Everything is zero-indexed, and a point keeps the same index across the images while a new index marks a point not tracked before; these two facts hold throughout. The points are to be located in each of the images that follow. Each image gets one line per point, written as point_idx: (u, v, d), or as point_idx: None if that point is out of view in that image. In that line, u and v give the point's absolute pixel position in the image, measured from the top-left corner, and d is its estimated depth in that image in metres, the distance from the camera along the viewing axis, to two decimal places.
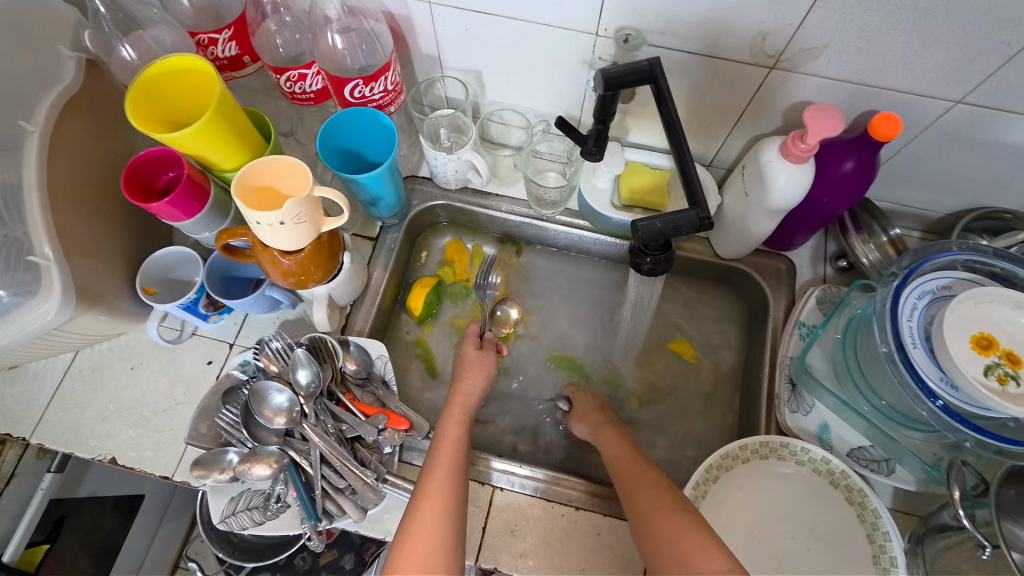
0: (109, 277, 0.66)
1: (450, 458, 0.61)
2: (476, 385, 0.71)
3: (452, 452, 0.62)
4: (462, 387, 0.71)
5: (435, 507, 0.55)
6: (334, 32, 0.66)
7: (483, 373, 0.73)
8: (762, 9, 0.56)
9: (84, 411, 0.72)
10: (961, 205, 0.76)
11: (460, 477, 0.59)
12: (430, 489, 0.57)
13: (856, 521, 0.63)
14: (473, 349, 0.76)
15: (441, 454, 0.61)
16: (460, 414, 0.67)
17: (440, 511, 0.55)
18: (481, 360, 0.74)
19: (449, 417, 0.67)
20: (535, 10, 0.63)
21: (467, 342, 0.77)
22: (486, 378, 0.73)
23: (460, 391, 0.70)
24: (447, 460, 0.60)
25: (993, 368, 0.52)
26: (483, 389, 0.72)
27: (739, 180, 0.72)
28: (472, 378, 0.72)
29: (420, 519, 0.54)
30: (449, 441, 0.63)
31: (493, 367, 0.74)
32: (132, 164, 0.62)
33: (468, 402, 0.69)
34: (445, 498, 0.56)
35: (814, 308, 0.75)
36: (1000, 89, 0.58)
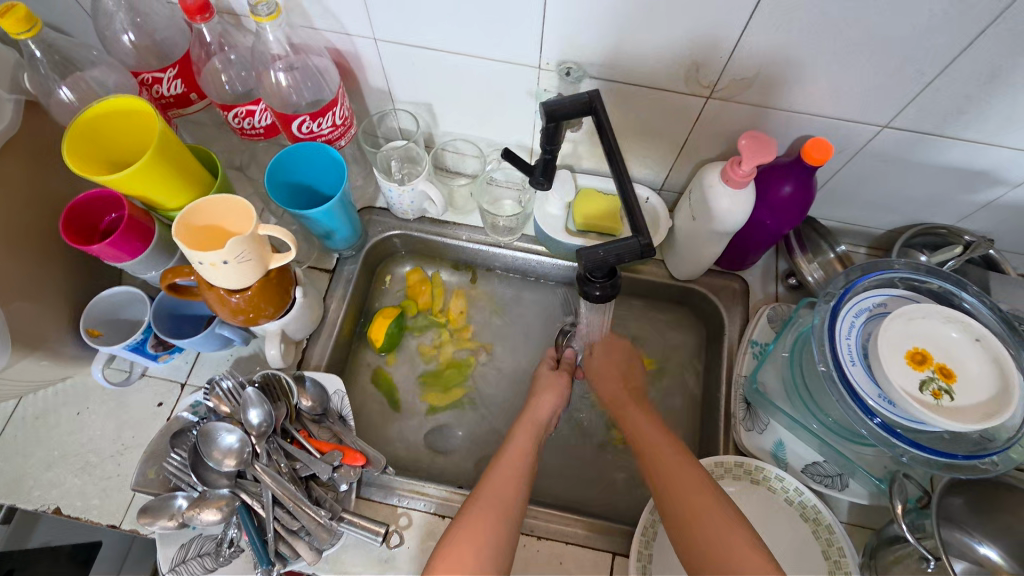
0: (50, 321, 0.65)
1: (513, 473, 0.62)
2: (546, 409, 0.71)
3: (514, 476, 0.62)
4: (534, 404, 0.71)
5: (477, 538, 0.55)
6: (278, 70, 0.66)
7: (556, 395, 0.73)
8: (695, 41, 0.59)
9: (27, 460, 0.69)
10: (900, 222, 0.79)
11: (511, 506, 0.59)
12: (472, 520, 0.57)
13: (811, 538, 0.63)
14: (548, 369, 0.77)
15: (498, 476, 0.61)
16: (532, 428, 0.68)
17: (486, 538, 0.56)
18: (553, 381, 0.75)
19: (518, 426, 0.68)
20: (476, 45, 0.64)
21: (543, 363, 0.78)
22: (561, 401, 0.73)
23: (530, 410, 0.70)
24: (500, 489, 0.60)
25: (927, 383, 0.54)
26: (552, 411, 0.72)
27: (687, 204, 0.74)
28: (544, 401, 0.71)
29: (452, 547, 0.55)
30: (511, 469, 0.62)
31: (565, 390, 0.74)
32: (71, 206, 0.61)
33: (537, 426, 0.69)
34: (494, 525, 0.57)
35: (766, 325, 0.76)
36: (922, 113, 0.61)
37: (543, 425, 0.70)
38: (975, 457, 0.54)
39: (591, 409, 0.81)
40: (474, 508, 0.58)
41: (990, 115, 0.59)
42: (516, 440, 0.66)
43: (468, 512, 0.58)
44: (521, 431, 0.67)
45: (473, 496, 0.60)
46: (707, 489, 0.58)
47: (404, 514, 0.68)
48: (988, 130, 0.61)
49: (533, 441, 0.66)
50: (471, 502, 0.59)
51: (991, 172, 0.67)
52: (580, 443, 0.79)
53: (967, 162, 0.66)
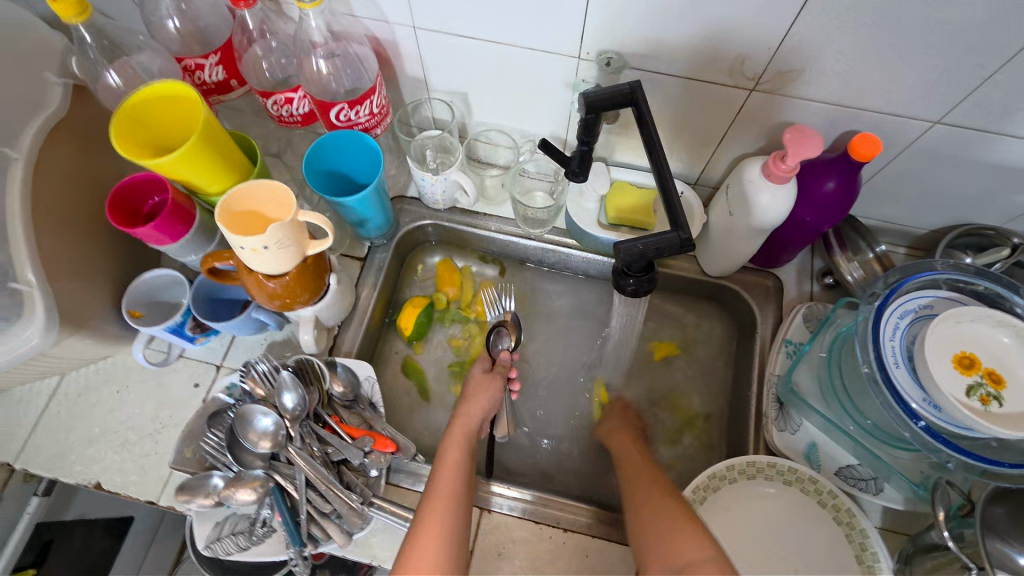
0: (94, 301, 0.66)
1: (450, 485, 0.60)
2: (476, 414, 0.68)
3: (451, 487, 0.60)
4: (464, 412, 0.69)
5: (431, 551, 0.54)
6: (318, 57, 0.66)
7: (486, 397, 0.70)
8: (740, 31, 0.57)
9: (70, 436, 0.72)
10: (946, 222, 0.77)
11: (453, 521, 0.57)
12: (423, 538, 0.55)
13: (844, 541, 0.62)
14: (480, 371, 0.74)
15: (436, 492, 0.59)
16: (463, 435, 0.66)
17: (442, 554, 0.54)
18: (483, 383, 0.72)
19: (449, 436, 0.66)
20: (517, 34, 0.64)
21: (477, 364, 0.76)
22: (493, 405, 0.71)
23: (461, 415, 0.68)
24: (445, 498, 0.59)
25: (976, 388, 0.53)
26: (485, 414, 0.69)
27: (723, 199, 0.72)
28: (476, 403, 0.69)
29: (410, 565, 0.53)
30: (447, 482, 0.60)
31: (499, 390, 0.71)
32: (117, 189, 0.62)
33: (470, 432, 0.67)
34: (439, 547, 0.54)
35: (801, 325, 0.75)
36: (978, 110, 0.59)
37: (476, 430, 0.68)
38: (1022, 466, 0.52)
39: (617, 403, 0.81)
40: (425, 521, 0.56)
41: None
42: (447, 453, 0.64)
43: (418, 527, 0.56)
44: (450, 441, 0.65)
45: (422, 508, 0.58)
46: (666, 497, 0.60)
47: None
48: None
49: (465, 451, 0.64)
50: (420, 517, 0.57)
51: None
52: None
53: (1022, 161, 0.64)
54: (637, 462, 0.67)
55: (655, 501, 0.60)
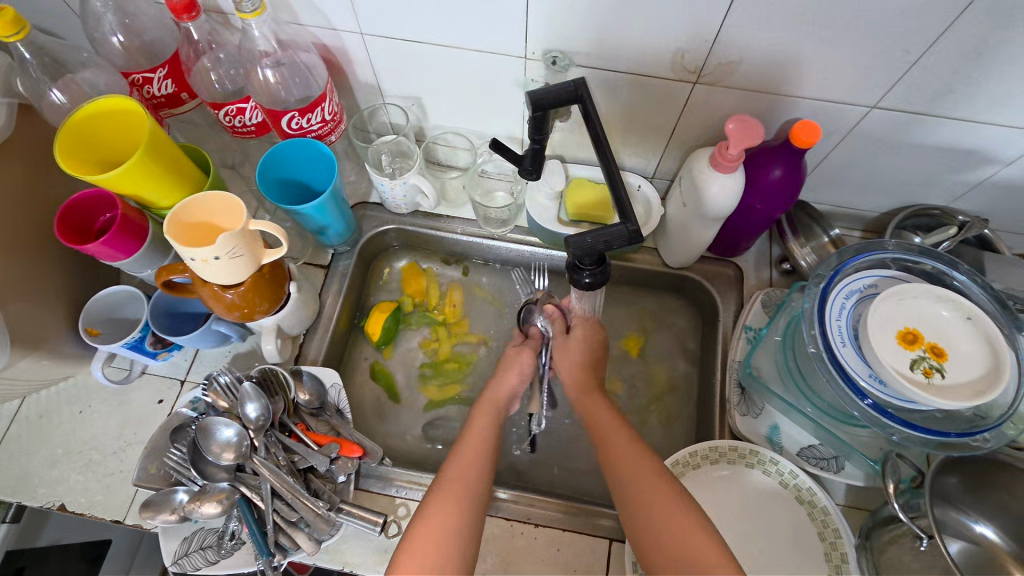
0: (48, 321, 0.66)
1: (473, 461, 0.61)
2: (505, 388, 0.69)
3: (472, 463, 0.61)
4: (494, 386, 0.70)
5: (437, 529, 0.55)
6: (265, 67, 0.66)
7: (518, 373, 0.71)
8: (675, 26, 0.59)
9: (31, 459, 0.70)
10: (894, 204, 0.79)
11: (475, 494, 0.58)
12: (431, 516, 0.56)
13: (807, 521, 0.64)
14: (513, 348, 0.75)
15: (458, 466, 0.60)
16: (491, 409, 0.67)
17: (450, 531, 0.55)
18: (519, 358, 0.73)
19: (476, 408, 0.68)
20: (463, 37, 0.65)
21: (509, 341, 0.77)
22: (522, 381, 0.71)
23: (490, 390, 0.69)
24: (463, 472, 0.60)
25: (919, 361, 0.54)
26: (516, 389, 0.70)
27: (677, 191, 0.74)
28: (505, 379, 0.70)
29: (413, 545, 0.54)
30: (467, 458, 0.61)
31: (529, 367, 0.72)
32: (65, 206, 0.62)
33: (497, 407, 0.68)
34: (453, 518, 0.56)
35: (759, 311, 0.77)
36: (911, 93, 0.61)
37: (504, 406, 0.68)
38: (967, 435, 0.53)
39: None
40: (435, 499, 0.58)
41: (976, 91, 0.59)
42: (476, 422, 0.66)
43: (426, 507, 0.57)
44: (478, 416, 0.66)
45: (435, 486, 0.59)
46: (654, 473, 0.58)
47: (402, 504, 0.69)
48: (976, 107, 0.61)
49: (492, 425, 0.66)
50: (431, 495, 0.58)
51: (982, 150, 0.66)
52: (575, 430, 0.80)
53: (958, 140, 0.66)
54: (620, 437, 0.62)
55: (639, 473, 0.58)
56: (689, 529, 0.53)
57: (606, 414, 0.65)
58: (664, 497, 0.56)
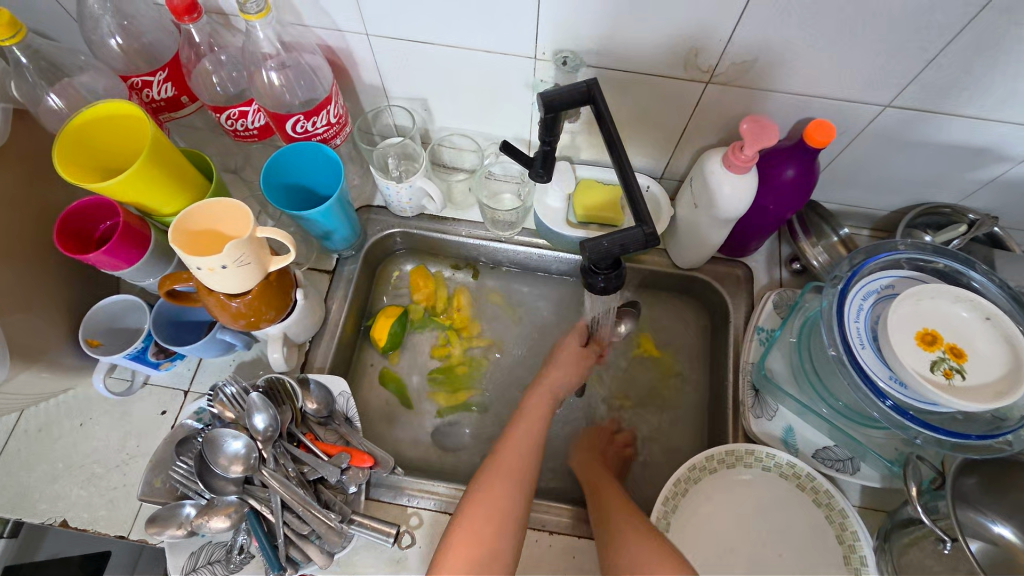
0: (49, 333, 0.64)
1: (524, 439, 0.67)
2: (560, 380, 0.73)
3: (524, 448, 0.66)
4: (547, 378, 0.73)
5: (496, 510, 0.59)
6: (270, 69, 0.65)
7: (574, 371, 0.74)
8: (690, 26, 0.58)
9: (30, 474, 0.68)
10: (904, 202, 0.78)
11: (526, 468, 0.64)
12: (484, 489, 0.61)
13: (825, 523, 0.63)
14: (576, 345, 0.76)
15: (509, 445, 0.66)
16: (546, 398, 0.72)
17: (504, 513, 0.59)
18: (577, 355, 0.76)
19: (532, 397, 0.71)
20: (474, 38, 0.64)
21: (572, 336, 0.77)
22: (577, 377, 0.75)
23: (545, 382, 0.73)
24: (513, 458, 0.64)
25: (939, 363, 0.54)
26: (565, 386, 0.74)
27: (688, 192, 0.73)
28: (561, 373, 0.74)
29: (464, 527, 0.58)
30: (520, 442, 0.66)
31: (584, 369, 0.75)
32: (64, 215, 0.60)
33: (553, 397, 0.72)
34: (508, 492, 0.61)
35: (771, 312, 0.76)
36: (925, 91, 0.61)
37: (557, 397, 0.73)
38: (988, 437, 0.53)
39: (596, 399, 0.81)
40: (485, 484, 0.62)
41: (992, 90, 0.59)
42: (531, 405, 0.71)
43: (482, 481, 0.62)
44: (530, 409, 0.70)
45: (485, 470, 0.63)
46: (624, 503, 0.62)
47: (414, 514, 0.68)
48: (990, 106, 0.61)
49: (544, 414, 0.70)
50: (481, 479, 0.62)
51: (994, 148, 0.66)
52: None
53: (970, 139, 0.65)
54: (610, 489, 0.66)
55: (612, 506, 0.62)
56: (661, 555, 0.55)
57: (586, 463, 0.71)
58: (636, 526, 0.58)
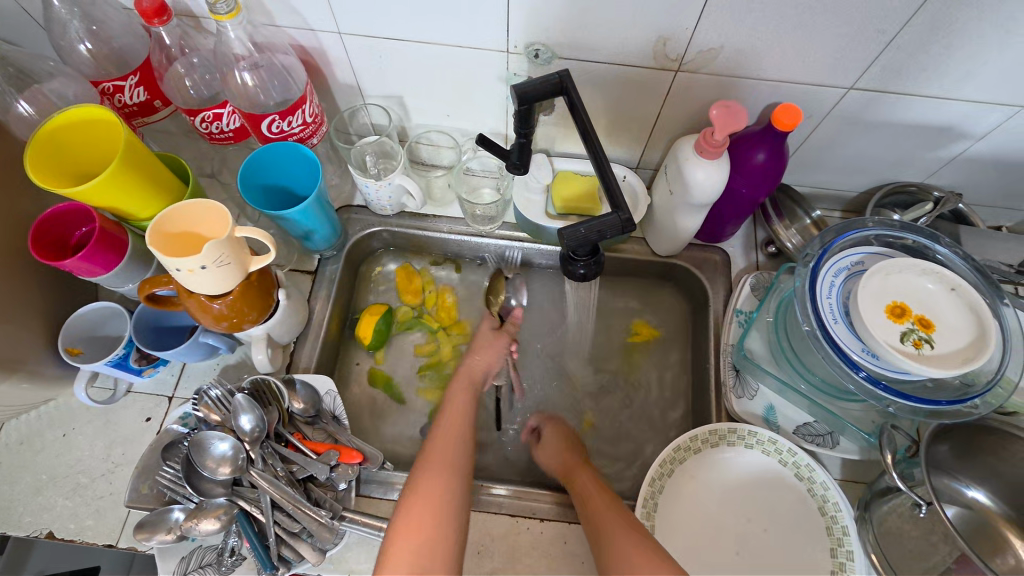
0: (26, 343, 0.63)
1: (456, 426, 0.67)
2: (480, 365, 0.74)
3: (452, 443, 0.65)
4: (467, 363, 0.74)
5: (430, 497, 0.58)
6: (243, 70, 0.65)
7: (493, 354, 0.75)
8: (657, 16, 0.59)
9: (13, 488, 0.67)
10: (872, 183, 0.81)
11: (460, 461, 0.63)
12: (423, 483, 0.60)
13: (807, 496, 0.65)
14: (488, 329, 0.77)
15: (440, 436, 0.65)
16: (467, 385, 0.72)
17: (442, 499, 0.59)
18: (493, 341, 0.76)
19: (455, 385, 0.72)
20: (444, 33, 0.64)
21: (486, 320, 0.79)
22: (496, 361, 0.75)
23: (466, 368, 0.73)
24: (444, 451, 0.64)
25: (908, 334, 0.55)
26: (491, 368, 0.74)
27: (663, 179, 0.74)
28: (480, 357, 0.74)
29: (412, 516, 0.57)
30: (448, 433, 0.66)
31: (504, 350, 0.75)
32: (39, 222, 0.59)
33: (473, 382, 0.72)
34: (445, 482, 0.60)
35: (749, 294, 0.78)
36: (885, 73, 0.63)
37: (479, 381, 0.73)
38: (959, 402, 0.55)
39: (581, 386, 0.82)
40: (421, 474, 0.61)
41: (949, 70, 0.61)
42: (452, 401, 0.69)
43: (420, 471, 0.61)
44: (448, 411, 0.68)
45: (420, 463, 0.63)
46: (606, 503, 0.62)
47: None
48: (947, 85, 0.63)
49: (471, 400, 0.70)
50: (419, 468, 0.62)
51: (955, 126, 0.68)
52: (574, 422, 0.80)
53: (932, 118, 0.68)
54: (603, 504, 0.62)
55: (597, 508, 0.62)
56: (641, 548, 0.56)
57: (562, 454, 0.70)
58: (649, 564, 0.54)
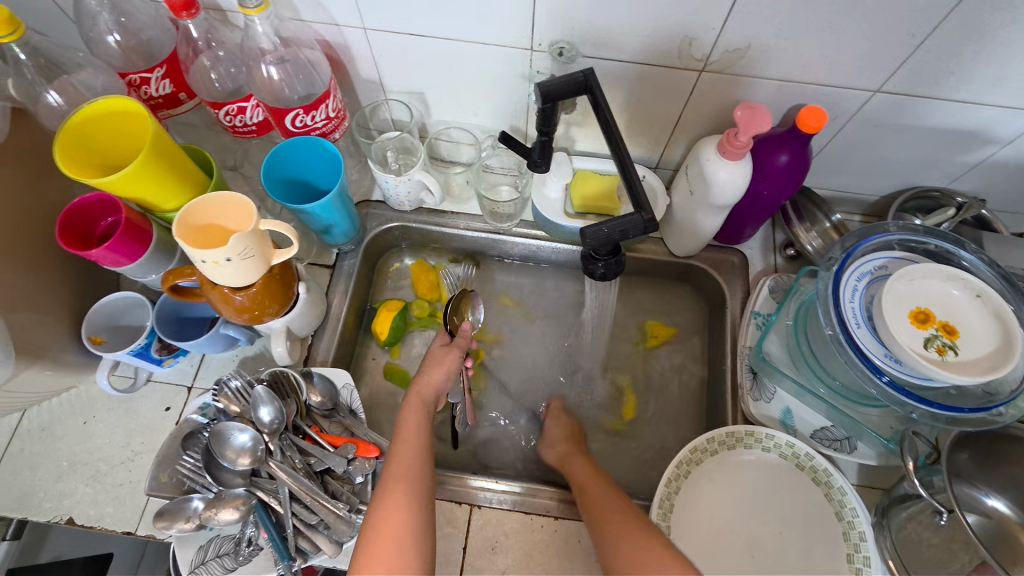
0: (51, 331, 0.64)
1: (413, 445, 0.60)
2: (434, 382, 0.67)
3: (411, 465, 0.58)
4: (421, 380, 0.67)
5: (393, 526, 0.53)
6: (269, 64, 0.65)
7: (446, 370, 0.68)
8: (686, 15, 0.59)
9: (35, 473, 0.68)
10: (894, 187, 0.80)
11: (422, 483, 0.57)
12: (384, 515, 0.54)
13: (824, 501, 0.65)
14: (439, 345, 0.72)
15: (400, 455, 0.59)
16: (419, 404, 0.65)
17: (404, 529, 0.53)
18: (444, 355, 0.70)
19: (407, 404, 0.64)
20: (467, 30, 0.64)
21: (438, 337, 0.73)
22: (448, 378, 0.68)
23: (417, 384, 0.66)
24: (403, 474, 0.57)
25: (932, 340, 0.55)
26: (443, 385, 0.68)
27: (684, 180, 0.74)
28: (433, 375, 0.67)
29: (376, 545, 0.52)
30: (407, 452, 0.59)
31: (455, 364, 0.69)
32: (66, 212, 0.60)
33: (428, 400, 0.66)
34: (410, 511, 0.54)
35: (767, 297, 0.77)
36: (913, 76, 0.62)
37: (432, 400, 0.66)
38: (982, 409, 0.55)
39: (595, 386, 0.82)
40: (383, 499, 0.55)
41: (979, 74, 0.60)
42: (406, 418, 0.63)
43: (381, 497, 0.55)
44: (404, 429, 0.62)
45: (381, 485, 0.57)
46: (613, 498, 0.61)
47: None
48: (975, 90, 0.62)
49: (425, 417, 0.64)
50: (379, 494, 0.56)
51: (981, 132, 0.68)
52: (589, 421, 0.80)
53: (959, 122, 0.67)
54: (610, 499, 0.61)
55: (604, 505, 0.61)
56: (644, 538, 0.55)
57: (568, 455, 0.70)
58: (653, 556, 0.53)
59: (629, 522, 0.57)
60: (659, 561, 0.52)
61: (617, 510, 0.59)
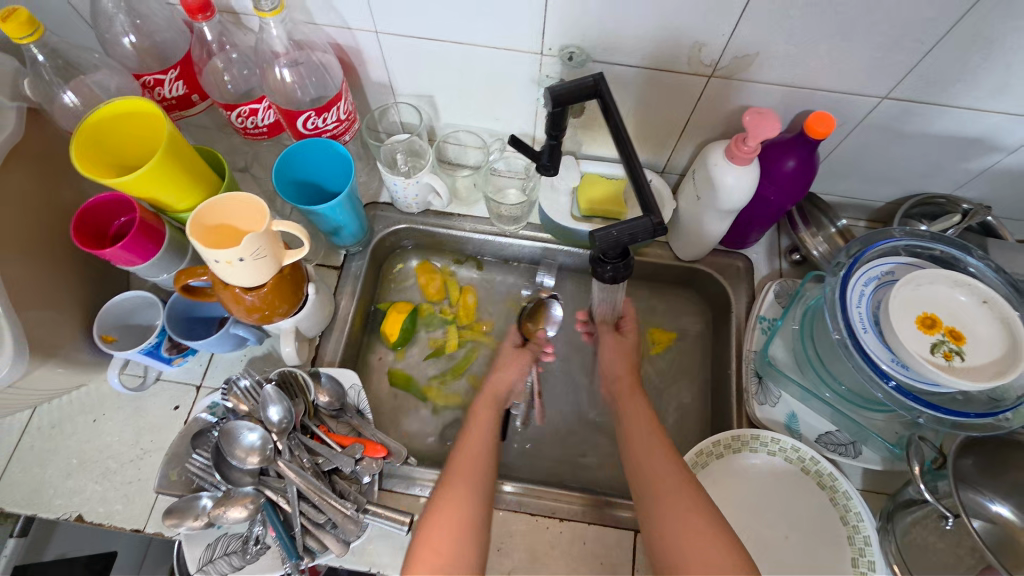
0: (64, 329, 0.65)
1: (476, 446, 0.65)
2: (505, 382, 0.72)
3: (473, 465, 0.63)
4: (494, 380, 0.73)
5: (450, 520, 0.57)
6: (282, 66, 0.66)
7: (518, 369, 0.74)
8: (696, 21, 0.59)
9: (44, 470, 0.69)
10: (899, 193, 0.81)
11: (483, 482, 0.61)
12: (443, 508, 0.59)
13: (829, 505, 0.65)
14: (512, 346, 0.77)
15: (463, 454, 0.64)
16: (491, 401, 0.71)
17: (462, 522, 0.57)
18: (517, 356, 0.76)
19: (481, 403, 0.70)
20: (478, 34, 0.65)
21: (511, 336, 0.79)
22: (519, 374, 0.74)
23: (492, 383, 0.72)
24: (465, 473, 0.62)
25: (938, 345, 0.56)
26: (516, 383, 0.73)
27: (691, 184, 0.74)
28: (506, 373, 0.73)
29: (433, 537, 0.57)
30: (471, 450, 0.64)
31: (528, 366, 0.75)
32: (81, 211, 0.61)
33: (497, 399, 0.71)
34: (462, 510, 0.58)
35: (773, 301, 0.78)
36: (919, 83, 0.63)
37: (502, 399, 0.72)
38: (988, 414, 0.55)
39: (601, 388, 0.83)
40: (443, 495, 0.60)
41: (985, 82, 0.61)
42: (478, 415, 0.69)
43: (441, 493, 0.60)
44: (472, 429, 0.67)
45: (441, 481, 0.62)
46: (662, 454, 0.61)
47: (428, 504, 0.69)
48: (981, 97, 0.63)
49: (494, 418, 0.69)
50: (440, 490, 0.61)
51: (986, 139, 0.68)
52: (594, 423, 0.80)
53: (964, 130, 0.67)
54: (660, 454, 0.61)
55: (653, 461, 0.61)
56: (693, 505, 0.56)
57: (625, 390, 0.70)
58: (697, 533, 0.55)
59: (684, 500, 0.57)
60: (702, 535, 0.54)
61: (675, 487, 0.58)
